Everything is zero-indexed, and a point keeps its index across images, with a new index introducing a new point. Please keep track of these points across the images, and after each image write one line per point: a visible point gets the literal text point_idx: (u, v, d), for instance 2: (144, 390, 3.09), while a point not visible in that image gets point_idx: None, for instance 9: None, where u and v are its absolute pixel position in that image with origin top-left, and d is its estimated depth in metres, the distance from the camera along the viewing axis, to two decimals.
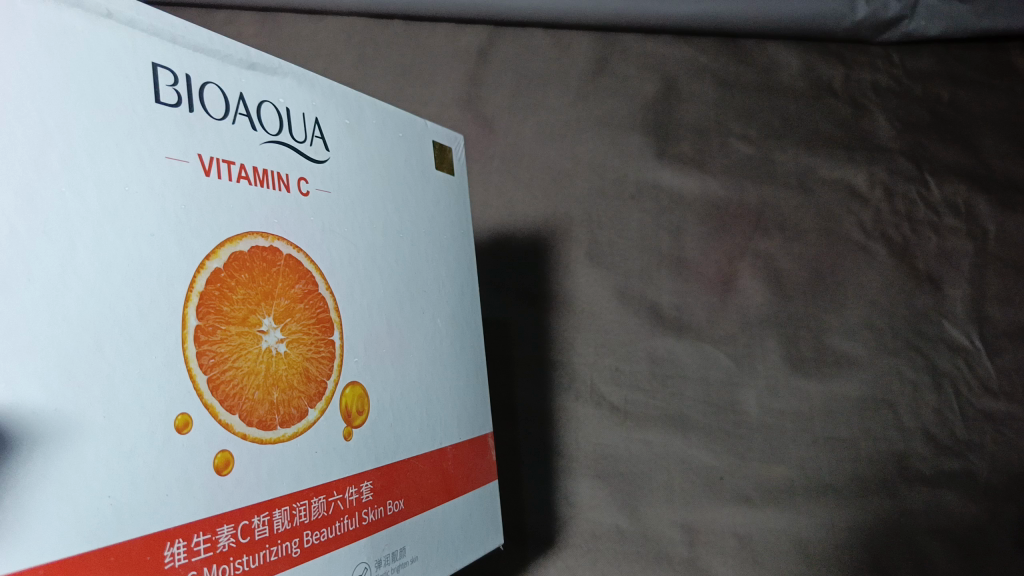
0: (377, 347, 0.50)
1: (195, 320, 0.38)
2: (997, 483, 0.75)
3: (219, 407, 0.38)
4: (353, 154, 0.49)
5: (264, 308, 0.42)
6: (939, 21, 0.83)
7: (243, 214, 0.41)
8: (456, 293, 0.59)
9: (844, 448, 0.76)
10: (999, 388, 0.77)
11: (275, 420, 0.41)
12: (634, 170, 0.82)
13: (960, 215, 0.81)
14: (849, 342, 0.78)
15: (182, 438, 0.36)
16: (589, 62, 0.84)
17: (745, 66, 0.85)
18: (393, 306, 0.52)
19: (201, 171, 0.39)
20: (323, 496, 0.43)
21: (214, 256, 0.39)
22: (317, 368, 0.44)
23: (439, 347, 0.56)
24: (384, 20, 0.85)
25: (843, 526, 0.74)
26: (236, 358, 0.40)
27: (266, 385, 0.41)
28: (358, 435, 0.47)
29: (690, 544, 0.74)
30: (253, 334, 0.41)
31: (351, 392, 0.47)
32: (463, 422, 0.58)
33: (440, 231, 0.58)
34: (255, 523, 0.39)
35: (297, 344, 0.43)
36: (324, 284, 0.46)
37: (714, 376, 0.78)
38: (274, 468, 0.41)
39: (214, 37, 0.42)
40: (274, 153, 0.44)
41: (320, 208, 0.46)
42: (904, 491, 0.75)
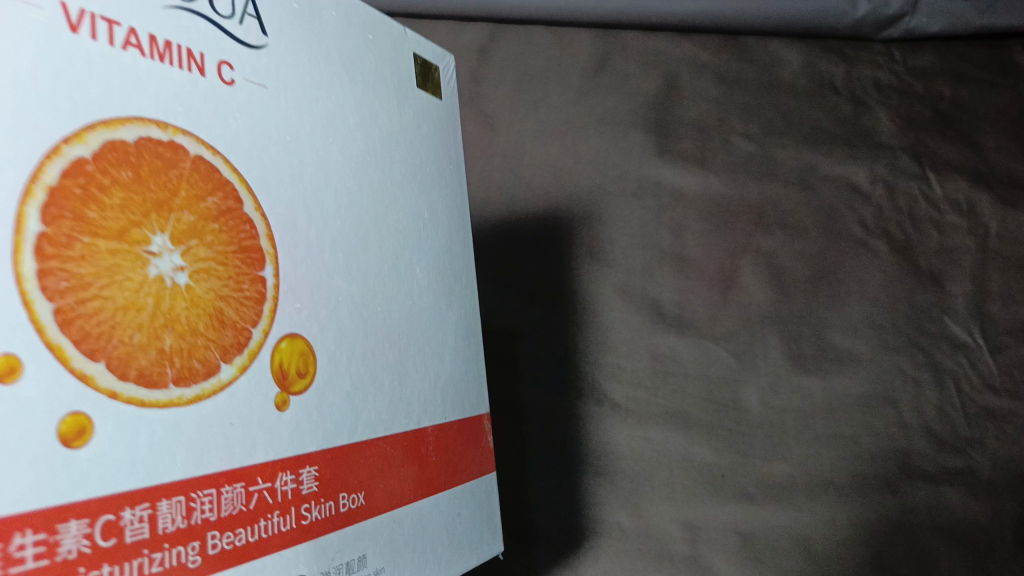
0: (337, 294, 0.46)
1: (38, 226, 0.32)
2: (999, 480, 0.75)
3: (74, 353, 0.33)
4: (303, 46, 0.46)
5: (152, 222, 0.37)
6: (939, 18, 0.83)
7: (132, 97, 0.36)
8: (434, 234, 0.56)
9: (846, 446, 0.76)
10: (1001, 385, 0.77)
11: (164, 376, 0.36)
12: (635, 167, 0.82)
13: (961, 212, 0.81)
14: (850, 339, 0.78)
15: (8, 391, 0.30)
16: (589, 60, 0.84)
17: (746, 63, 0.85)
18: (356, 244, 0.48)
19: (67, 28, 0.34)
20: (239, 486, 0.39)
21: (79, 142, 0.34)
22: (233, 312, 0.40)
23: (410, 285, 0.53)
24: None
25: (844, 524, 0.74)
26: (104, 283, 0.34)
27: (153, 327, 0.36)
28: (296, 403, 0.42)
29: (691, 541, 0.75)
30: (137, 254, 0.36)
31: (289, 347, 0.42)
32: (433, 384, 0.54)
33: (417, 157, 0.55)
34: (123, 522, 0.33)
35: (201, 275, 0.39)
36: (249, 203, 0.41)
37: (715, 373, 0.78)
38: (163, 437, 0.36)
39: None
40: (184, 24, 0.39)
41: (245, 97, 0.42)
42: (905, 488, 0.75)
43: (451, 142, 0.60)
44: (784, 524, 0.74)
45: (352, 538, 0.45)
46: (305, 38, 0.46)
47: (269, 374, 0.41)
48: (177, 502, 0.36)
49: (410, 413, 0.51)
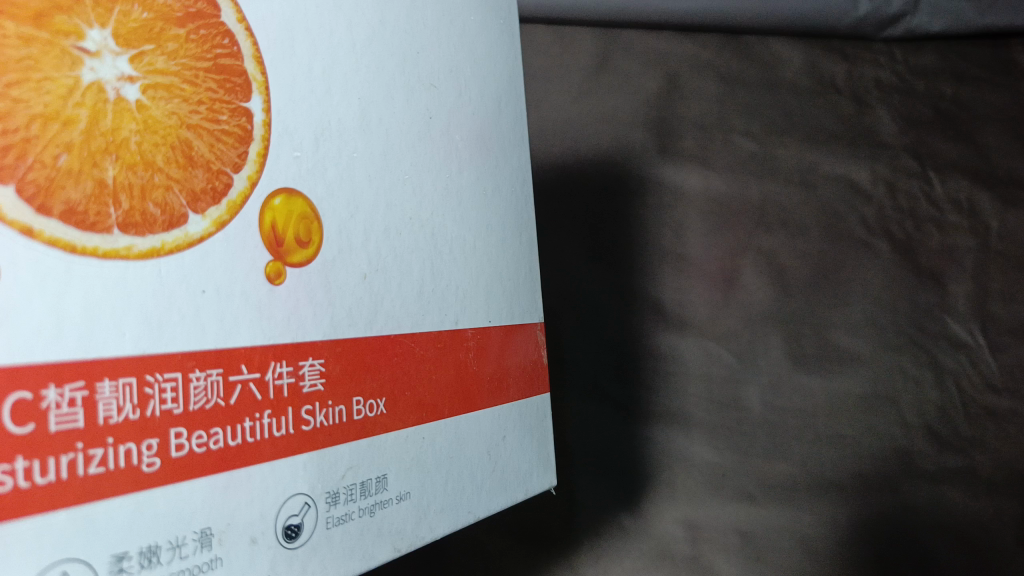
0: (351, 135, 0.43)
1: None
2: (1000, 480, 0.75)
3: None
4: None
5: (86, 17, 0.31)
6: (940, 18, 0.83)
7: None
8: (460, 99, 0.53)
9: (847, 445, 0.76)
10: (1002, 385, 0.77)
11: (107, 217, 0.31)
12: (635, 165, 0.82)
13: (962, 211, 0.81)
14: (852, 339, 0.78)
15: None
16: (590, 59, 0.83)
17: (748, 61, 0.84)
18: (373, 85, 0.45)
19: None
20: (214, 374, 0.34)
21: None
22: (199, 141, 0.35)
23: (437, 144, 0.50)
24: None
25: (844, 523, 0.74)
26: (18, 88, 0.29)
27: (88, 149, 0.31)
28: (293, 269, 0.39)
29: (693, 542, 0.75)
30: (64, 50, 0.30)
31: (283, 206, 0.38)
32: (461, 265, 0.51)
33: (448, 2, 0.52)
34: (48, 405, 0.29)
35: (159, 91, 0.33)
36: (225, 11, 0.36)
37: (716, 372, 0.78)
38: (106, 289, 0.31)
39: None
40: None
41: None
42: (906, 488, 0.75)
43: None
44: (785, 524, 0.74)
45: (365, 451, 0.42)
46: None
47: (254, 220, 0.37)
48: (126, 385, 0.31)
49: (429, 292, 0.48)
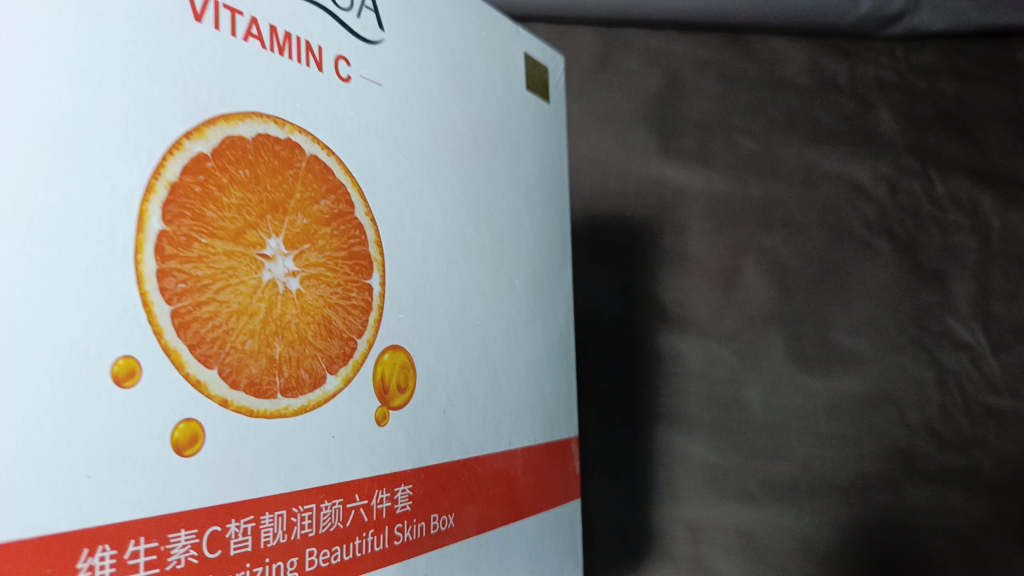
0: (440, 295, 0.47)
1: (159, 224, 0.32)
2: (1000, 479, 0.75)
3: (187, 356, 0.32)
4: (418, 41, 0.47)
5: (267, 225, 0.37)
6: (942, 16, 0.82)
7: (255, 92, 0.37)
8: (519, 233, 0.56)
9: (849, 445, 0.76)
10: (1004, 385, 0.77)
11: (274, 387, 0.36)
12: (636, 165, 0.81)
13: (965, 210, 0.81)
14: (854, 339, 0.78)
15: (122, 393, 0.30)
16: (591, 57, 0.82)
17: (749, 61, 0.84)
18: (457, 243, 0.49)
19: (190, 14, 0.34)
20: (338, 502, 0.38)
21: (199, 138, 0.34)
22: (341, 318, 0.40)
23: (496, 283, 0.53)
24: None
25: (846, 523, 0.74)
26: (219, 287, 0.34)
27: (264, 334, 0.36)
28: (393, 417, 0.42)
29: (695, 542, 0.74)
30: (250, 257, 0.35)
31: (392, 360, 0.43)
32: (522, 394, 0.55)
33: (517, 157, 0.57)
34: (229, 533, 0.33)
35: (312, 280, 0.39)
36: (360, 207, 0.42)
37: (717, 372, 0.77)
38: (268, 447, 0.35)
39: None
40: (298, 11, 0.40)
41: (361, 94, 0.43)
42: (909, 489, 0.75)
43: (552, 150, 0.62)
44: (784, 525, 0.74)
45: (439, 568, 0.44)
46: (423, 32, 0.48)
47: (372, 377, 0.41)
48: (280, 515, 0.35)
49: (498, 419, 0.52)
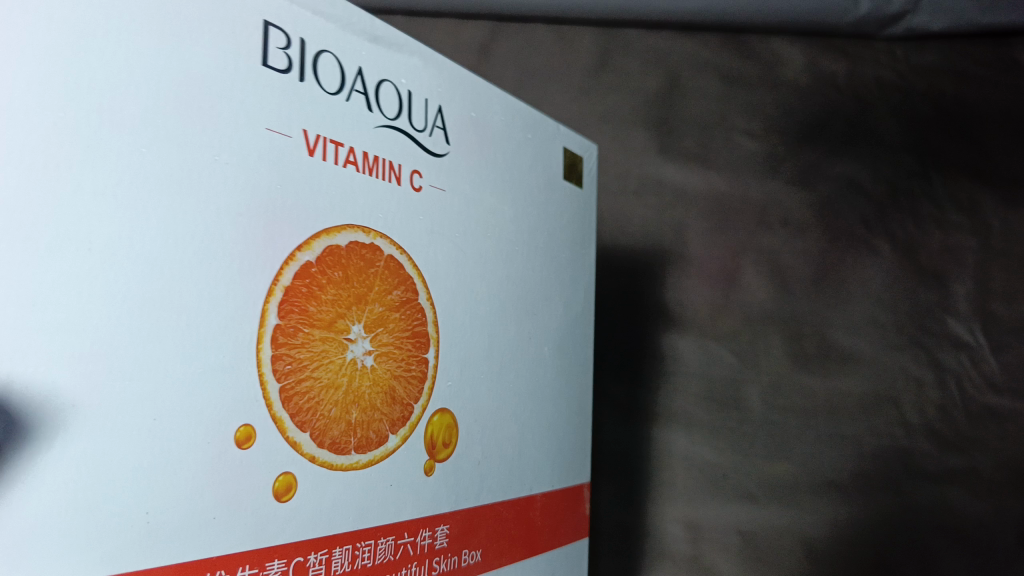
0: (477, 378, 0.49)
1: (275, 318, 0.36)
2: (1001, 479, 0.75)
3: (288, 423, 0.36)
4: (476, 148, 0.50)
5: (354, 315, 0.40)
6: (941, 16, 0.81)
7: (346, 204, 0.40)
8: (552, 305, 0.57)
9: (847, 444, 0.76)
10: (1004, 385, 0.77)
11: (350, 444, 0.39)
12: (636, 165, 0.82)
13: (964, 210, 0.81)
14: (853, 339, 0.78)
15: (240, 454, 0.34)
16: (590, 58, 0.83)
17: (748, 60, 0.84)
18: (497, 331, 0.51)
19: (304, 149, 0.38)
20: (391, 538, 0.41)
21: (307, 248, 0.38)
22: (404, 389, 0.43)
23: (528, 353, 0.54)
24: (383, 16, 0.81)
25: (846, 522, 0.74)
26: (315, 366, 0.38)
27: (345, 403, 0.39)
28: (439, 469, 0.45)
29: (694, 542, 0.75)
30: (339, 341, 0.39)
31: (439, 421, 0.45)
32: (549, 463, 0.56)
33: (553, 242, 0.58)
34: (309, 561, 0.37)
35: (383, 357, 0.42)
36: (426, 295, 0.45)
37: (717, 372, 0.78)
38: (341, 496, 0.39)
39: (338, 4, 0.41)
40: (386, 136, 0.43)
41: (429, 203, 0.46)
42: (908, 488, 0.75)
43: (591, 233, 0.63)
44: (784, 526, 0.74)
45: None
46: (477, 141, 0.50)
47: (424, 441, 0.44)
48: (346, 548, 0.39)
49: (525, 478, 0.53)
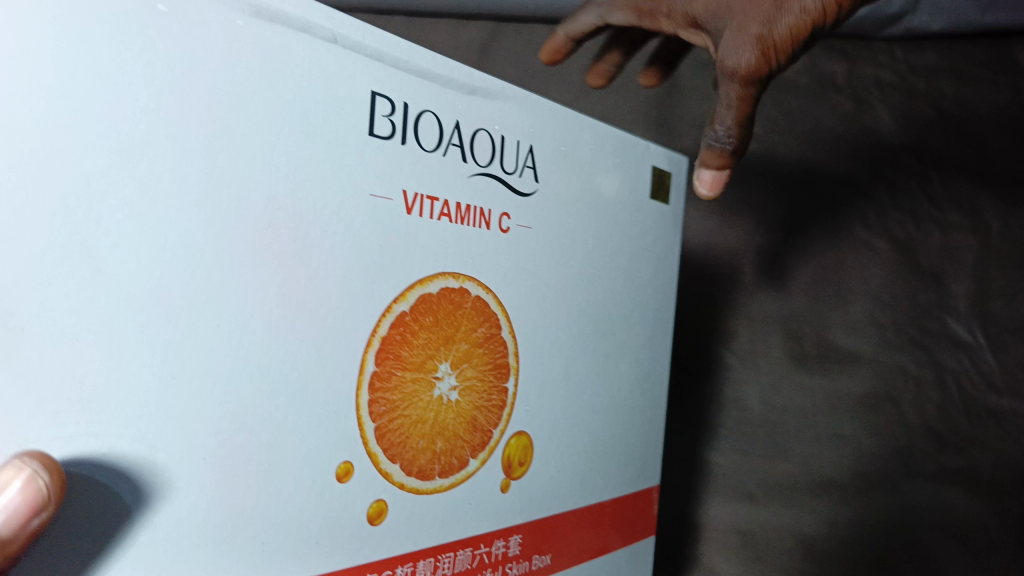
0: (554, 404, 0.49)
1: (373, 365, 0.38)
2: (1000, 480, 0.74)
3: (382, 456, 0.39)
4: (564, 180, 0.50)
5: (442, 355, 0.42)
6: (943, 16, 0.79)
7: (438, 252, 0.41)
8: (631, 321, 0.56)
9: (847, 445, 0.76)
10: (1003, 385, 0.77)
11: (434, 470, 0.42)
12: None
13: (962, 210, 0.81)
14: (851, 338, 0.78)
15: (341, 486, 0.37)
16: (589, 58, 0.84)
17: None
18: (577, 356, 0.51)
19: (405, 210, 0.39)
20: (469, 548, 0.44)
21: (402, 299, 0.39)
22: (486, 418, 0.45)
23: (605, 374, 0.54)
24: (384, 17, 0.82)
25: (845, 522, 0.75)
26: (406, 405, 0.40)
27: (431, 434, 0.42)
28: (514, 486, 0.47)
29: (696, 541, 0.78)
30: (428, 380, 0.41)
31: (517, 442, 0.47)
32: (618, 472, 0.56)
33: (639, 259, 0.57)
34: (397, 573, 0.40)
35: (467, 391, 0.44)
36: (511, 330, 0.46)
37: (715, 369, 0.80)
38: (425, 515, 0.41)
39: (437, 59, 0.42)
40: (479, 185, 0.44)
41: (517, 243, 0.46)
42: (907, 487, 0.75)
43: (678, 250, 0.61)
44: (784, 526, 0.76)
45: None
46: (563, 174, 0.50)
47: (501, 466, 0.46)
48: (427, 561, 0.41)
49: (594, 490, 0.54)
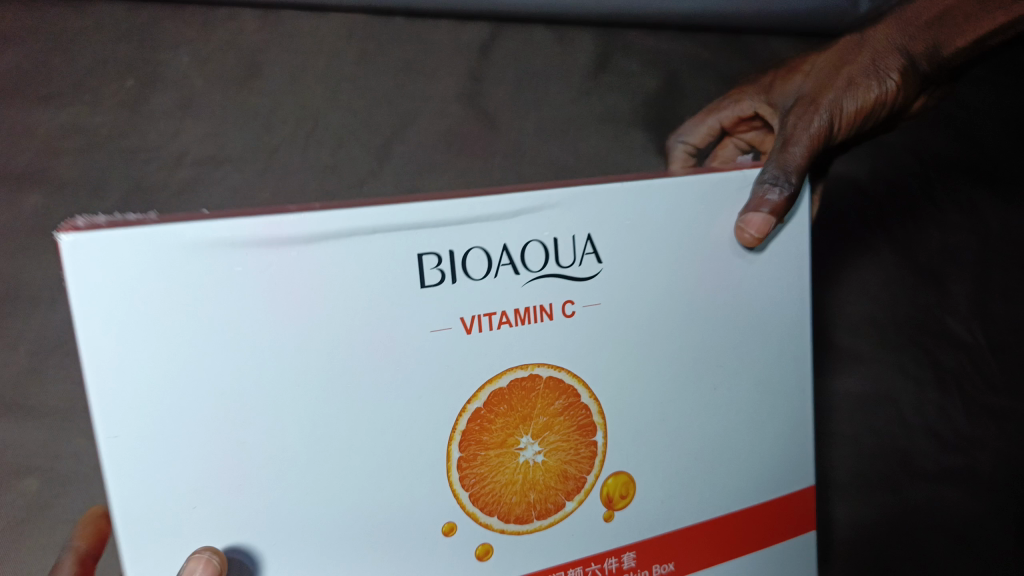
0: (637, 437, 0.53)
1: (458, 451, 0.48)
2: (999, 479, 0.74)
3: (480, 513, 0.50)
4: (632, 254, 0.50)
5: (522, 430, 0.50)
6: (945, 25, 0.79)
7: (504, 355, 0.48)
8: (739, 361, 0.56)
9: (847, 445, 0.76)
10: (1002, 385, 0.77)
11: (532, 515, 0.51)
12: (632, 165, 0.85)
13: (962, 210, 0.81)
14: (852, 338, 0.78)
15: (449, 538, 0.49)
16: (591, 58, 0.84)
17: (746, 61, 0.89)
18: (626, 392, 0.52)
19: (463, 331, 0.47)
20: (581, 567, 0.53)
21: (475, 399, 0.48)
22: (576, 467, 0.52)
23: (699, 415, 0.55)
24: (384, 17, 0.81)
25: (846, 522, 0.75)
26: (493, 474, 0.49)
27: (522, 489, 0.50)
28: (619, 515, 0.54)
29: None
30: (511, 452, 0.50)
31: (614, 480, 0.53)
32: (714, 489, 0.57)
33: (745, 302, 0.55)
34: None
35: (553, 451, 0.51)
36: (590, 395, 0.51)
37: None
38: (530, 550, 0.52)
39: (475, 203, 0.46)
40: (537, 289, 0.49)
41: (585, 325, 0.50)
42: (906, 487, 0.75)
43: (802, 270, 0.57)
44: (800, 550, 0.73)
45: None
46: (632, 256, 0.50)
47: (602, 503, 0.53)
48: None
49: (639, 508, 0.54)
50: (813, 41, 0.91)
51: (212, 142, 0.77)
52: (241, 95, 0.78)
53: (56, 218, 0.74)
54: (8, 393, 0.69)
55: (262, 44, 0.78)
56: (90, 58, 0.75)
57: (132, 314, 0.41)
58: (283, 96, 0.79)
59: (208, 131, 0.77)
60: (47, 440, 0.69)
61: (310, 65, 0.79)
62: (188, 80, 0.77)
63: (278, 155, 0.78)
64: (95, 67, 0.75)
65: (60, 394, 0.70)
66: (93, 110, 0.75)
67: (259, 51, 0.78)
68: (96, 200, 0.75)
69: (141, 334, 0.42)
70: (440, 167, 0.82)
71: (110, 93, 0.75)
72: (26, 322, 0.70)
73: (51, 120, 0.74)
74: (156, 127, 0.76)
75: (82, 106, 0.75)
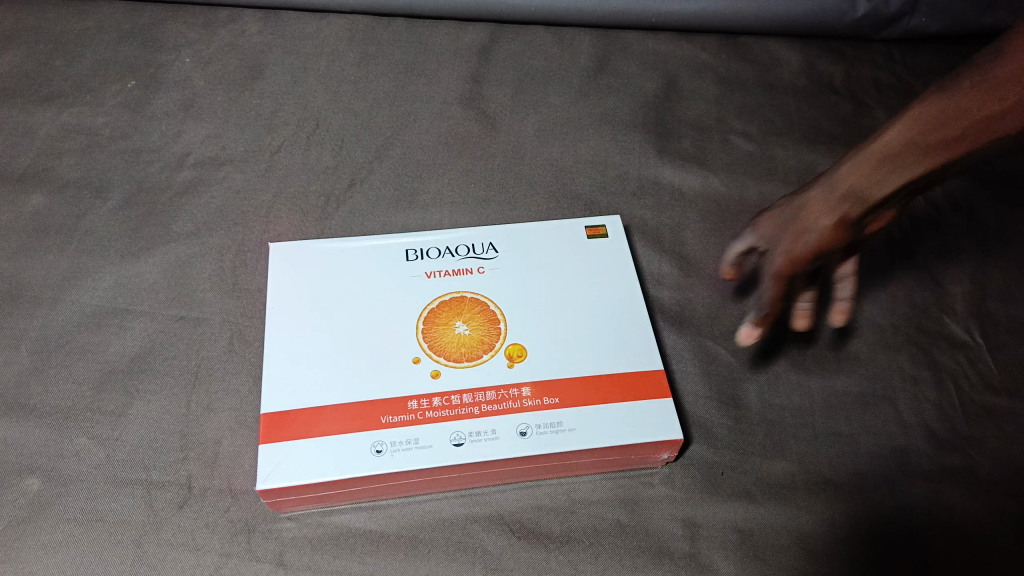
0: (537, 326, 0.67)
1: (422, 326, 0.66)
2: (998, 478, 0.70)
3: (432, 354, 0.65)
4: (526, 242, 0.72)
5: (457, 319, 0.67)
6: (937, 17, 0.90)
7: (445, 285, 0.69)
8: (612, 289, 0.70)
9: (843, 444, 0.71)
10: (1000, 385, 0.75)
11: (461, 357, 0.64)
12: (634, 167, 0.82)
13: (961, 211, 0.84)
14: (849, 338, 0.77)
15: (390, 378, 0.63)
16: (590, 58, 0.89)
17: (745, 62, 0.91)
18: (535, 300, 0.68)
19: (425, 276, 0.69)
20: (494, 390, 0.63)
21: (432, 301, 0.68)
22: (490, 338, 0.66)
23: (586, 324, 0.67)
24: (385, 21, 0.90)
25: (842, 521, 0.68)
26: (438, 334, 0.66)
27: (455, 344, 0.65)
28: (520, 368, 0.65)
29: (691, 539, 0.66)
30: (449, 326, 0.66)
31: (513, 348, 0.66)
32: (606, 356, 0.66)
33: (609, 262, 0.71)
34: (452, 399, 0.63)
35: (475, 329, 0.66)
36: (497, 306, 0.68)
37: (715, 368, 0.73)
38: (460, 378, 0.64)
39: (433, 234, 0.73)
40: (467, 261, 0.70)
41: (497, 280, 0.69)
42: (904, 485, 0.69)
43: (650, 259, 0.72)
44: (712, 529, 0.66)
45: (555, 443, 0.61)
46: (525, 241, 0.72)
47: (503, 360, 0.65)
48: (466, 392, 0.63)
49: (535, 364, 0.65)
50: (813, 44, 0.92)
51: (213, 143, 0.80)
52: (243, 95, 0.83)
53: (56, 216, 0.75)
54: (9, 393, 0.67)
55: (264, 44, 0.87)
56: (109, 67, 0.84)
57: (284, 268, 0.69)
58: (285, 98, 0.83)
59: (210, 132, 0.81)
60: (45, 442, 0.65)
61: (313, 65, 0.86)
62: (189, 80, 0.84)
63: (278, 155, 0.79)
64: (114, 77, 0.83)
65: (56, 396, 0.67)
66: (95, 111, 0.81)
67: (263, 53, 0.86)
68: (97, 200, 0.76)
69: (283, 276, 0.69)
70: (439, 168, 0.80)
71: (113, 92, 0.82)
72: (26, 322, 0.70)
73: (53, 119, 0.80)
74: (160, 128, 0.81)
75: (84, 106, 0.81)
